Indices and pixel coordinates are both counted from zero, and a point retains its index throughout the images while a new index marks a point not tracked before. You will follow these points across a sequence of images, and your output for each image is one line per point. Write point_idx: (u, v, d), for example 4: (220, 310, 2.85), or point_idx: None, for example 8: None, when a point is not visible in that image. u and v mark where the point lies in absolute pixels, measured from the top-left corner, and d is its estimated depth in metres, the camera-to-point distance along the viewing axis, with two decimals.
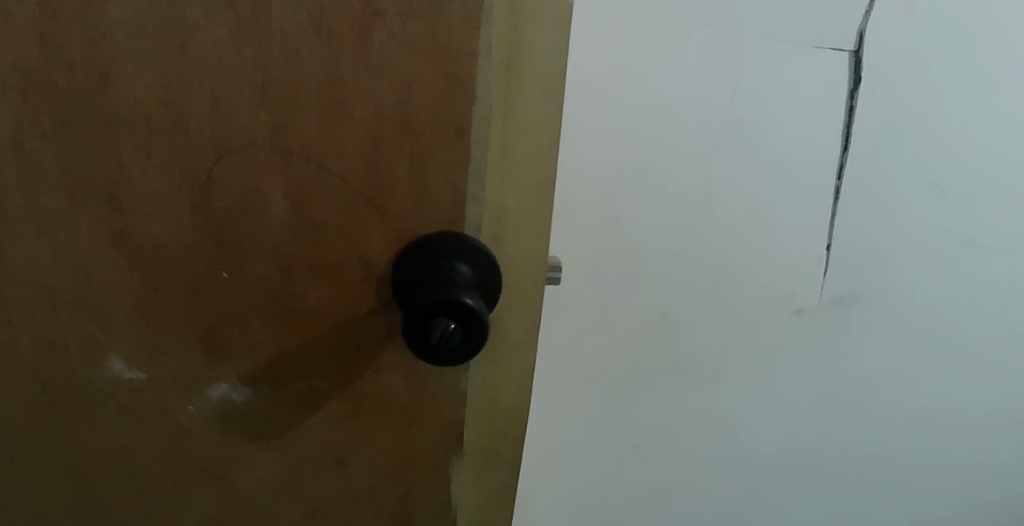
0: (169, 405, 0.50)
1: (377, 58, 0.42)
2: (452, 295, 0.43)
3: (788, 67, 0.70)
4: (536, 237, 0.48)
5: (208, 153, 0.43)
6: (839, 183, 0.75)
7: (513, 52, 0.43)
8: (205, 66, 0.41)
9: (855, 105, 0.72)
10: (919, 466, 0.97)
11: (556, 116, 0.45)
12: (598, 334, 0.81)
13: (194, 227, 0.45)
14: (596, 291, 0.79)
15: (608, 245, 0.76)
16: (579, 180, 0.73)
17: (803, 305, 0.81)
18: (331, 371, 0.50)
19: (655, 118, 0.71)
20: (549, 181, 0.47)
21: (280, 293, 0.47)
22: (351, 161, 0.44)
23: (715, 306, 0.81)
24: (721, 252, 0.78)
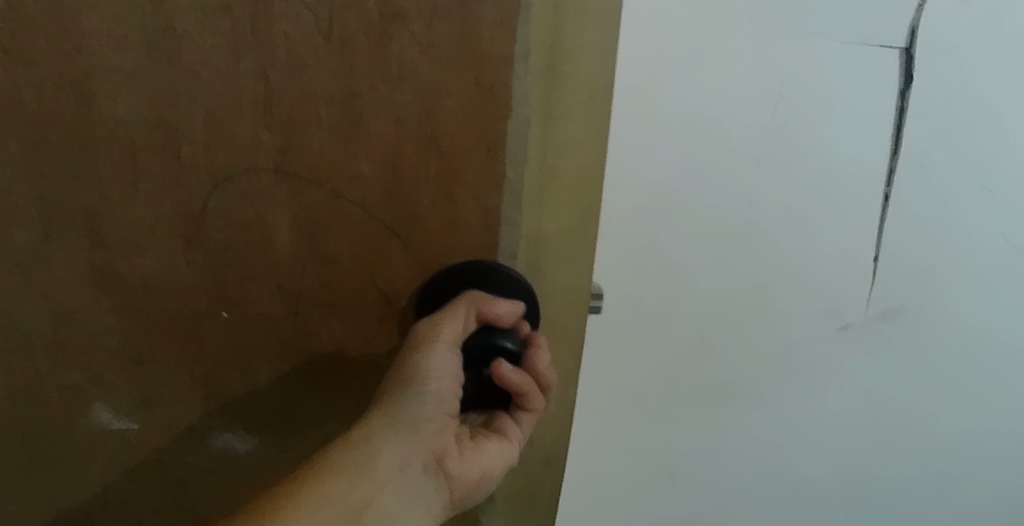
0: (167, 455, 0.45)
1: (398, 65, 0.36)
2: (489, 341, 0.41)
3: (847, 76, 0.56)
4: (580, 267, 0.42)
5: (203, 180, 0.37)
6: (889, 189, 0.61)
7: (554, 55, 0.37)
8: (197, 79, 0.35)
9: (907, 106, 0.57)
10: (1005, 509, 0.86)
11: (603, 127, 0.39)
12: (637, 361, 0.71)
13: (188, 262, 0.39)
14: (636, 316, 0.68)
15: (648, 263, 0.65)
16: (616, 198, 0.62)
17: (849, 320, 0.68)
18: (347, 414, 0.45)
19: (705, 127, 0.58)
20: (596, 200, 0.41)
21: (288, 334, 0.42)
22: (370, 184, 0.38)
23: (760, 327, 0.69)
24: (765, 272, 0.65)
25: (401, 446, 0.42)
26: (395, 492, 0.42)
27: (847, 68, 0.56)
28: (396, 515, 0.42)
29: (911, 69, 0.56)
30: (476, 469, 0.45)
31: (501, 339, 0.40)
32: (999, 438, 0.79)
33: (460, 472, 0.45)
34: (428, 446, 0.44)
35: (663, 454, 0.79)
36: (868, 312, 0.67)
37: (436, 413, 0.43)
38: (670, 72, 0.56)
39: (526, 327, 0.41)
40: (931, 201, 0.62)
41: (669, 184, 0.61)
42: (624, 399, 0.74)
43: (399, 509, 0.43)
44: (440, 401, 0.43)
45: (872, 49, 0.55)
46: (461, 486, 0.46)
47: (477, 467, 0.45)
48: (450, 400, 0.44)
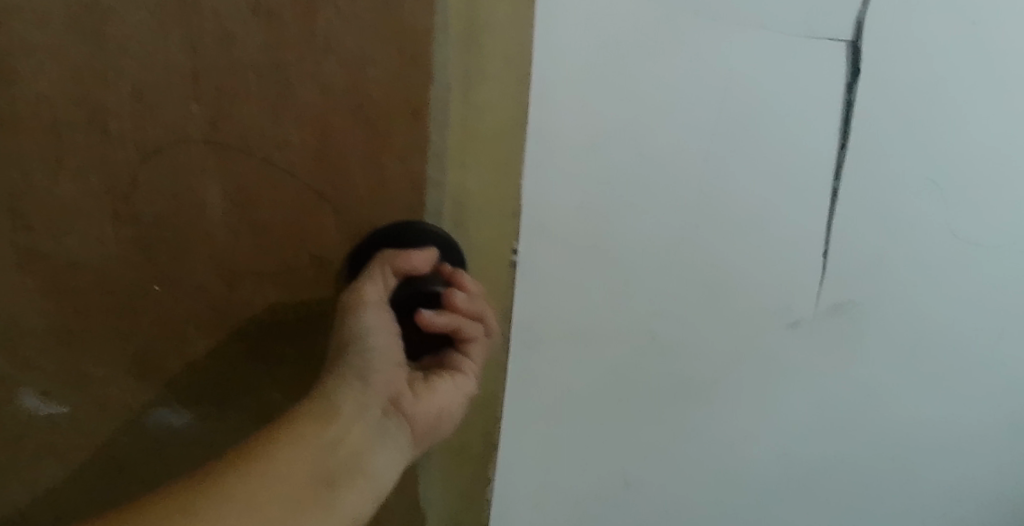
0: (102, 437, 0.46)
1: (323, 36, 0.38)
2: (421, 289, 0.44)
3: (808, 51, 0.43)
4: (504, 224, 0.45)
5: (130, 155, 0.39)
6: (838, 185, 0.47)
7: (471, 22, 0.39)
8: (123, 54, 0.37)
9: (853, 100, 0.45)
10: None
11: (523, 89, 0.41)
12: (578, 389, 0.53)
13: (117, 238, 0.41)
14: (586, 331, 0.50)
15: (594, 268, 0.48)
16: (541, 211, 0.45)
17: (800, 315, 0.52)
18: (285, 383, 0.46)
19: (645, 131, 0.44)
20: (518, 159, 0.43)
21: (222, 304, 0.43)
22: (300, 152, 0.40)
23: (711, 328, 0.52)
24: (713, 266, 0.49)
25: (363, 394, 0.44)
26: (365, 437, 0.44)
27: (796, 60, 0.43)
28: (370, 458, 0.44)
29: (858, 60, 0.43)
30: (435, 408, 0.47)
31: (429, 284, 0.44)
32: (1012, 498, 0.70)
33: (422, 412, 0.47)
34: (384, 391, 0.45)
35: None
36: (817, 306, 0.51)
37: (387, 361, 0.45)
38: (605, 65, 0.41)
39: (446, 267, 0.44)
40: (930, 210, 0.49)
41: (607, 188, 0.45)
42: (569, 440, 0.56)
43: (372, 452, 0.44)
44: (385, 345, 0.44)
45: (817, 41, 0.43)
46: (426, 428, 0.47)
47: (436, 406, 0.47)
48: (394, 352, 0.45)
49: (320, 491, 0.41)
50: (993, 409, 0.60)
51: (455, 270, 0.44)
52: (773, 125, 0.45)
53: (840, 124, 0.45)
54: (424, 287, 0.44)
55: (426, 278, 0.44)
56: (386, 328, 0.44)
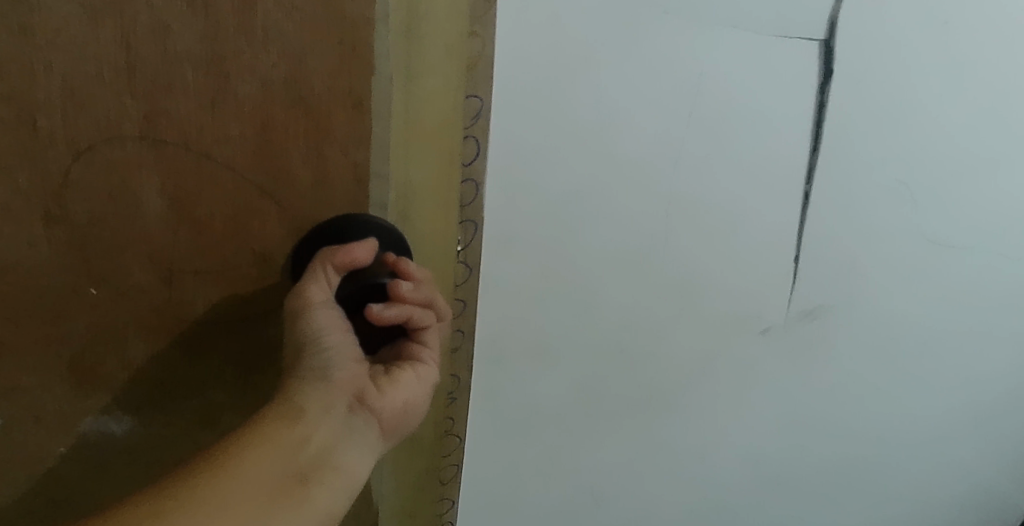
0: (37, 448, 0.44)
1: (262, 27, 0.37)
2: (369, 280, 0.44)
3: (776, 48, 0.46)
4: (446, 214, 0.45)
5: (62, 152, 0.38)
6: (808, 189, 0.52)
7: (412, 16, 0.39)
8: (52, 46, 0.36)
9: (826, 101, 0.48)
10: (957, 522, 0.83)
11: (484, 88, 0.42)
12: (551, 381, 0.57)
13: (49, 240, 0.39)
14: (551, 333, 0.55)
15: (557, 274, 0.52)
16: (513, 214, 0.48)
17: (770, 323, 0.58)
18: (232, 383, 0.46)
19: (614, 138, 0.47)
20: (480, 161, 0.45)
21: (162, 304, 0.42)
22: (239, 147, 0.40)
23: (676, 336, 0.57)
24: (683, 276, 0.54)
25: (325, 393, 0.44)
26: (332, 433, 0.44)
27: (776, 61, 0.46)
28: (339, 453, 0.44)
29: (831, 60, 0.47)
30: (398, 399, 0.48)
31: (377, 276, 0.44)
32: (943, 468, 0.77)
33: (386, 404, 0.48)
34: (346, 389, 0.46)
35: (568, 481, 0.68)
36: (789, 314, 0.58)
37: (346, 359, 0.46)
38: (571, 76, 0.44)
39: (390, 256, 0.43)
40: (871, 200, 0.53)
41: (579, 198, 0.49)
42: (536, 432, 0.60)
43: (342, 447, 0.45)
44: (338, 346, 0.45)
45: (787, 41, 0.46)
46: (391, 420, 0.48)
47: (399, 397, 0.48)
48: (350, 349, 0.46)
49: (296, 485, 0.41)
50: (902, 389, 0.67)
51: (400, 259, 0.43)
52: (730, 121, 0.48)
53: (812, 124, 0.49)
54: (370, 279, 0.44)
55: (372, 271, 0.44)
56: (337, 329, 0.45)
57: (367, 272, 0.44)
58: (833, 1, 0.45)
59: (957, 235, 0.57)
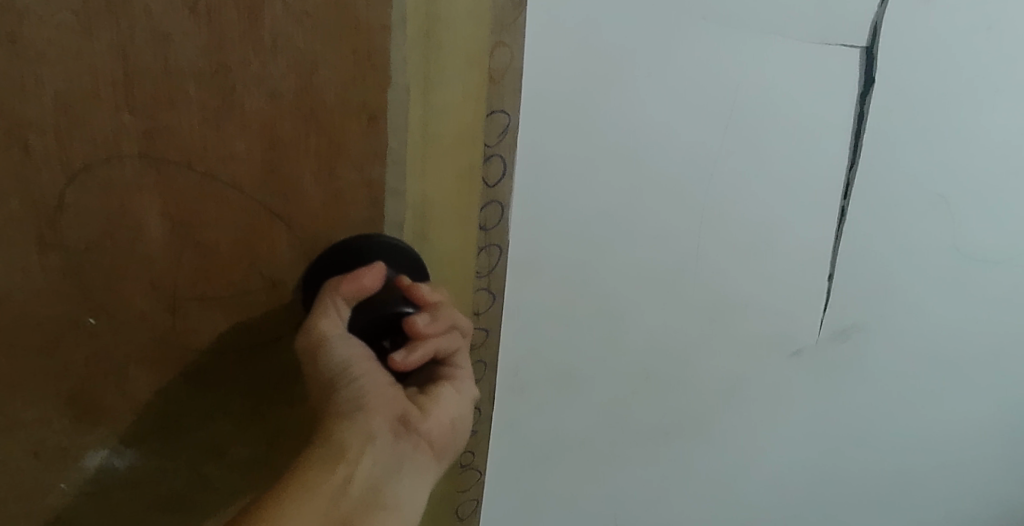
0: (36, 485, 0.41)
1: (271, 36, 0.34)
2: (385, 311, 0.40)
3: (828, 56, 0.51)
4: (463, 227, 0.45)
5: (57, 174, 0.35)
6: (846, 202, 0.58)
7: (430, 21, 0.37)
8: (43, 60, 0.33)
9: (867, 111, 0.54)
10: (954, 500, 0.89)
11: (510, 103, 0.42)
12: (578, 398, 0.64)
13: (45, 265, 0.37)
14: (575, 353, 0.61)
15: (584, 288, 0.57)
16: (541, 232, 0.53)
17: (801, 345, 0.66)
18: (238, 415, 0.43)
19: (650, 136, 0.51)
20: (505, 181, 0.45)
21: (165, 333, 0.39)
22: (246, 165, 0.37)
23: (699, 356, 0.65)
24: (712, 299, 0.61)
25: (364, 432, 0.41)
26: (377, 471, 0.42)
27: (822, 58, 0.51)
28: (387, 489, 0.43)
29: (870, 69, 0.53)
30: (444, 421, 0.45)
31: (392, 306, 0.40)
32: (937, 449, 0.83)
33: (430, 428, 0.44)
34: (386, 420, 0.42)
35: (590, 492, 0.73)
36: (819, 335, 0.66)
37: (380, 390, 0.42)
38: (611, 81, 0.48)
39: (405, 280, 0.41)
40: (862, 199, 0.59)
41: (606, 212, 0.53)
42: (565, 441, 0.67)
43: (389, 482, 0.43)
44: (367, 378, 0.41)
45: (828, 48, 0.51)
46: (439, 443, 0.45)
47: (441, 417, 0.44)
48: (383, 380, 0.42)
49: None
50: (885, 369, 0.73)
51: (414, 284, 0.41)
52: (756, 111, 0.52)
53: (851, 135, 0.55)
54: (386, 310, 0.40)
55: (385, 299, 0.41)
56: (363, 361, 0.41)
57: (381, 301, 0.40)
58: (878, 6, 0.51)
59: (939, 224, 0.63)
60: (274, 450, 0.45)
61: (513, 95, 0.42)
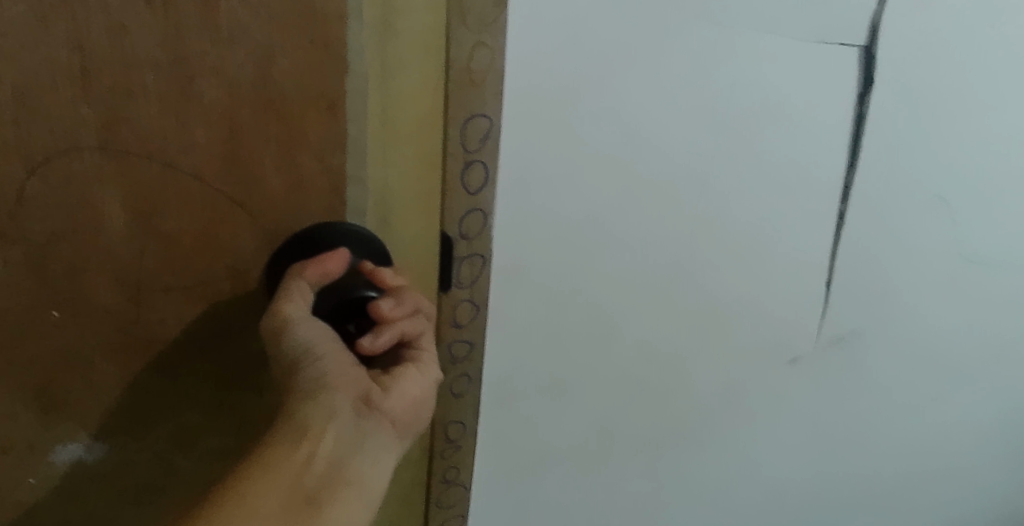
0: (4, 481, 0.42)
1: (228, 29, 0.35)
2: (350, 294, 0.42)
3: (824, 55, 0.55)
4: (429, 215, 0.46)
5: (17, 168, 0.35)
6: (844, 205, 0.63)
7: (386, 9, 0.38)
8: (1, 51, 0.33)
9: (865, 113, 0.58)
10: (926, 479, 0.92)
11: (491, 107, 0.44)
12: (573, 410, 0.66)
13: (7, 260, 0.37)
14: (568, 364, 0.63)
15: (580, 296, 0.59)
16: (536, 242, 0.55)
17: (799, 352, 0.71)
18: (205, 405, 0.44)
19: (642, 147, 0.54)
20: (488, 189, 0.46)
21: (130, 325, 0.40)
22: (205, 155, 0.37)
23: (694, 362, 0.68)
24: (709, 310, 0.65)
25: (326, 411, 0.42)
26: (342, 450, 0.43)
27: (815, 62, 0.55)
28: (352, 468, 0.43)
29: (869, 69, 0.57)
30: (406, 399, 0.46)
31: (357, 289, 0.42)
32: (911, 432, 0.85)
33: (393, 407, 0.45)
34: (348, 400, 0.43)
35: (579, 504, 0.74)
36: (820, 340, 0.71)
37: (342, 371, 0.43)
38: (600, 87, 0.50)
39: (367, 265, 0.42)
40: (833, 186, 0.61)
41: (594, 216, 0.56)
42: (555, 450, 0.68)
43: (354, 460, 0.43)
44: (331, 358, 0.42)
45: (827, 47, 0.55)
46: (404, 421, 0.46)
47: (403, 396, 0.45)
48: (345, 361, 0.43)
49: (307, 512, 0.40)
50: (857, 355, 0.74)
51: (377, 268, 0.42)
52: (738, 112, 0.55)
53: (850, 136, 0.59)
54: (350, 293, 0.42)
55: (350, 283, 0.42)
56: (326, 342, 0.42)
57: (344, 285, 0.42)
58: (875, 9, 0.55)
59: (906, 213, 0.66)
60: (243, 440, 0.45)
61: (493, 97, 0.43)
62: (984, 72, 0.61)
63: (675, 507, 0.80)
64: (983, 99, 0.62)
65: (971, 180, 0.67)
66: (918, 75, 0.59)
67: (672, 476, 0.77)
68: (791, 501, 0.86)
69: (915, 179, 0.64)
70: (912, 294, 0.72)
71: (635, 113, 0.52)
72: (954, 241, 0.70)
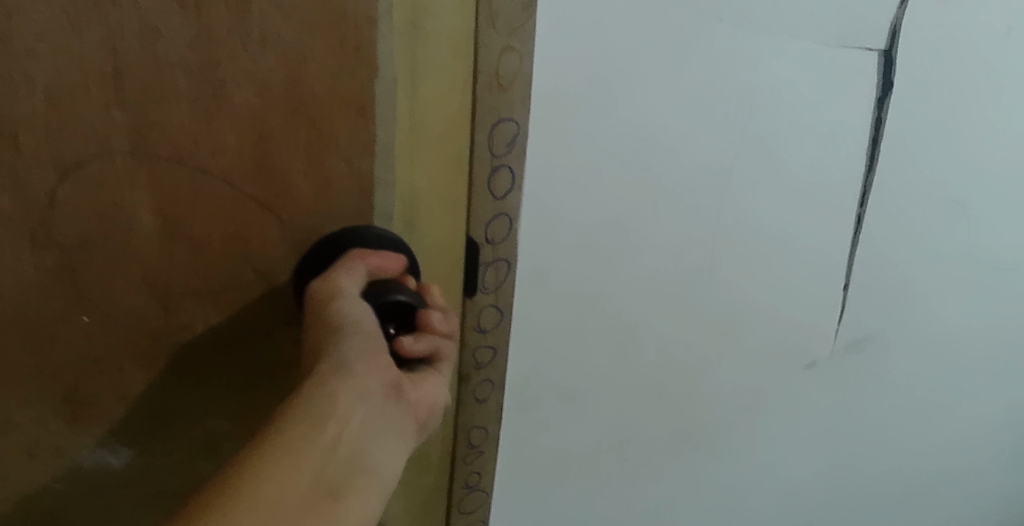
0: (30, 488, 0.41)
1: (259, 31, 0.34)
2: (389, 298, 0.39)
3: (841, 58, 0.56)
4: (453, 219, 0.45)
5: (47, 173, 0.35)
6: (862, 210, 0.64)
7: (414, 11, 0.37)
8: (32, 57, 0.32)
9: (885, 116, 0.59)
10: (934, 476, 0.93)
11: (518, 112, 0.44)
12: (591, 416, 0.69)
13: (37, 265, 0.37)
14: (582, 369, 0.66)
15: (598, 298, 0.62)
16: (553, 245, 0.58)
17: (815, 357, 0.73)
18: (231, 409, 0.43)
19: (660, 150, 0.55)
20: (513, 194, 0.46)
21: (158, 329, 0.40)
22: (235, 159, 0.37)
23: (709, 366, 0.70)
24: (727, 314, 0.67)
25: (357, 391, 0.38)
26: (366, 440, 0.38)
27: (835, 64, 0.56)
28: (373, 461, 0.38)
29: (890, 72, 0.57)
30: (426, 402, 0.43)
31: (396, 292, 0.40)
32: (920, 429, 0.87)
33: (415, 404, 0.42)
34: (383, 383, 0.40)
35: (596, 503, 0.76)
36: (834, 345, 0.72)
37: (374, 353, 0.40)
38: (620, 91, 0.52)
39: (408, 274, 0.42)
40: (845, 187, 0.62)
41: (615, 223, 0.58)
42: (574, 453, 0.71)
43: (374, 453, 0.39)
44: (370, 338, 0.40)
45: (845, 50, 0.55)
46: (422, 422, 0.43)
47: (424, 397, 0.43)
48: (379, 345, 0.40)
49: (325, 498, 0.35)
50: (868, 356, 0.75)
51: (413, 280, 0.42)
52: (759, 114, 0.56)
53: (870, 136, 0.60)
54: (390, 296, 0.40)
55: (391, 286, 0.40)
56: (368, 322, 0.40)
57: (385, 286, 0.40)
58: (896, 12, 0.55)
59: (918, 214, 0.66)
60: None
61: (520, 103, 0.44)
62: (994, 73, 0.62)
63: (688, 505, 0.81)
64: (996, 102, 0.63)
65: (981, 180, 0.67)
66: (934, 77, 0.59)
67: (685, 475, 0.78)
68: (802, 499, 0.88)
69: (926, 180, 0.65)
70: (921, 293, 0.73)
71: (655, 119, 0.54)
72: (961, 239, 0.71)
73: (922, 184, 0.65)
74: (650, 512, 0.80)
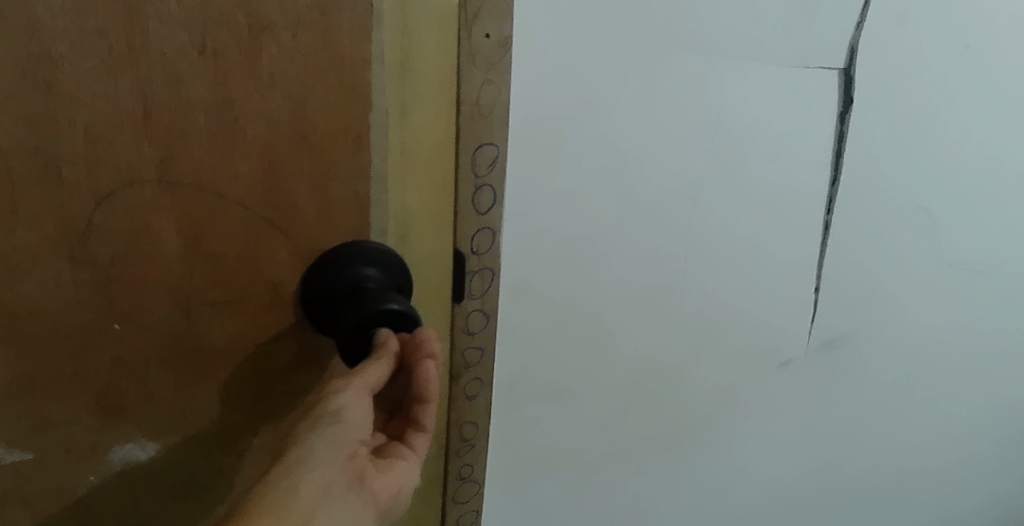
0: (67, 480, 0.46)
1: (268, 74, 0.40)
2: (376, 307, 0.43)
3: (798, 77, 0.64)
4: (443, 234, 0.51)
5: (87, 200, 0.40)
6: (828, 218, 0.71)
7: (404, 52, 0.43)
8: (75, 101, 0.38)
9: (846, 130, 0.67)
10: (912, 473, 0.98)
11: (498, 135, 0.50)
12: (579, 416, 0.74)
13: (75, 281, 0.42)
14: (569, 371, 0.71)
15: (584, 302, 0.68)
16: (538, 255, 0.64)
17: (788, 357, 0.79)
18: (245, 406, 0.48)
19: (636, 165, 0.63)
20: (495, 208, 0.53)
21: (181, 336, 0.45)
22: (247, 185, 0.42)
23: (688, 365, 0.75)
24: (703, 315, 0.72)
25: (330, 454, 0.44)
26: (337, 513, 0.44)
27: (799, 83, 0.64)
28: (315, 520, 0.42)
29: (849, 88, 0.66)
30: (396, 483, 0.47)
31: (386, 302, 0.43)
32: (895, 427, 0.92)
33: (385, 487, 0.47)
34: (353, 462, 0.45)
35: (585, 500, 0.81)
36: (807, 347, 0.79)
37: (361, 418, 0.44)
38: (596, 108, 0.59)
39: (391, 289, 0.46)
40: (808, 195, 0.69)
41: (594, 233, 0.64)
42: (564, 449, 0.76)
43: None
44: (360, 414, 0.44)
45: (808, 70, 0.64)
46: (383, 511, 0.47)
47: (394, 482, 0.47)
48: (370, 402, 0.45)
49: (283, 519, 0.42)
50: (837, 354, 0.81)
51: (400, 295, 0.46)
52: (728, 132, 0.64)
53: (833, 150, 0.68)
54: (376, 307, 0.43)
55: (380, 298, 0.44)
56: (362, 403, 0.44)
57: (372, 300, 0.43)
58: (852, 34, 0.63)
59: (872, 219, 0.74)
60: (281, 437, 0.50)
61: (499, 127, 0.50)
62: (934, 84, 0.69)
63: (674, 501, 0.86)
64: (935, 116, 0.71)
65: (933, 182, 0.74)
66: (874, 95, 0.67)
67: (669, 472, 0.83)
68: (783, 496, 0.93)
69: (877, 187, 0.72)
70: (886, 290, 0.79)
71: (629, 138, 0.61)
72: (919, 241, 0.77)
73: (872, 193, 0.72)
74: (637, 511, 0.85)
